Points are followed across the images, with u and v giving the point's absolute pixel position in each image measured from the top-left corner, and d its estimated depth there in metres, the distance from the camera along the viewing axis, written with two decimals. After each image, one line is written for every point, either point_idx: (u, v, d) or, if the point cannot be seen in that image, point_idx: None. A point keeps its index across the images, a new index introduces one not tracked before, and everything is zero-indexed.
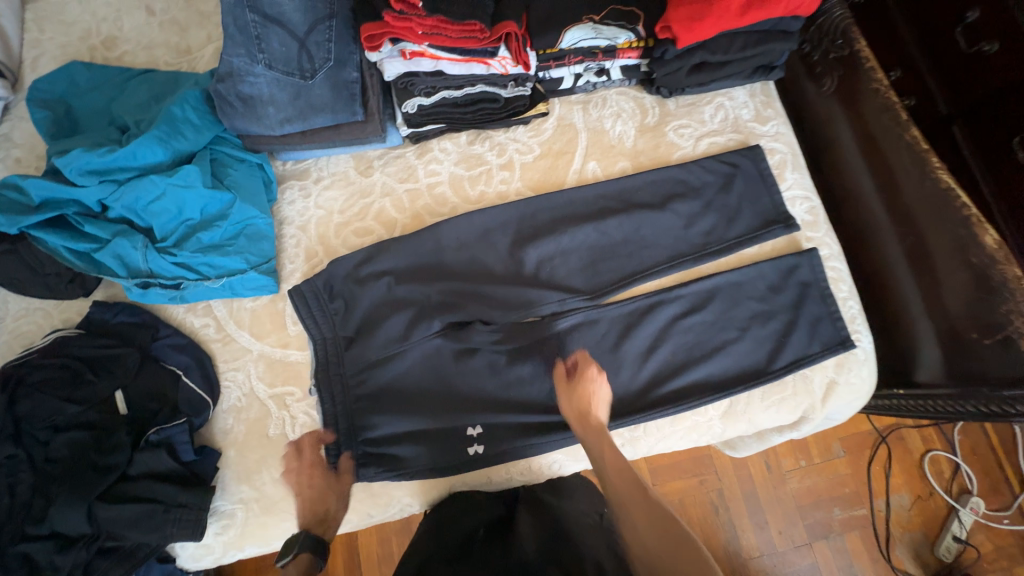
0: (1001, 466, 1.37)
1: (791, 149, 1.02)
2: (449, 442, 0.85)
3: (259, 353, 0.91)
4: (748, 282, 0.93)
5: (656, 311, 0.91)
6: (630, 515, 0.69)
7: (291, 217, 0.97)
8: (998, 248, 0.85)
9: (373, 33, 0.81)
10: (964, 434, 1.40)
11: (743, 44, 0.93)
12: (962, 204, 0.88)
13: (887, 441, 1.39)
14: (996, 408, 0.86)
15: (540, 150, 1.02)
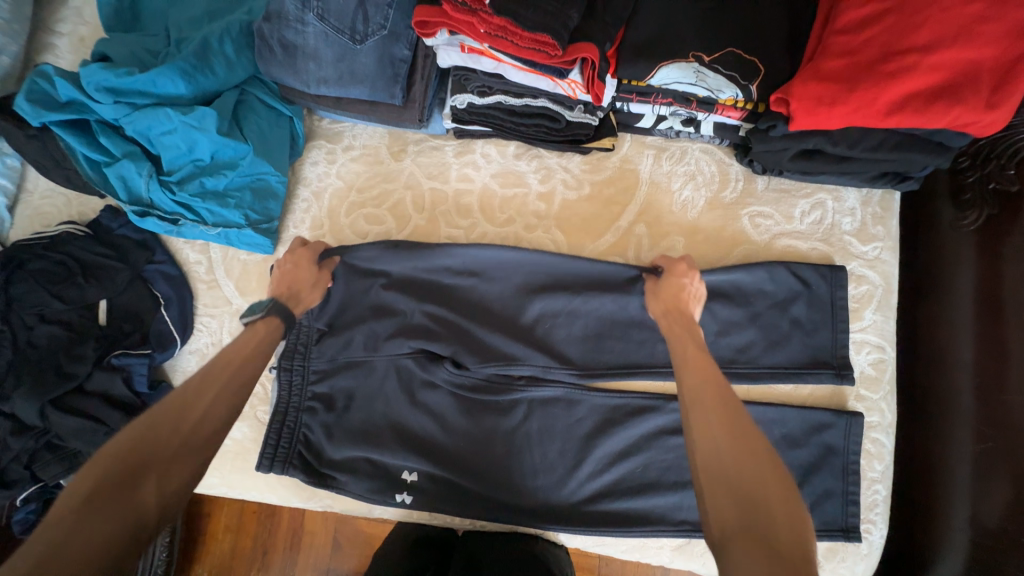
0: None
1: (886, 283, 0.82)
2: (387, 469, 0.82)
3: (238, 308, 0.90)
4: (763, 422, 0.79)
5: (642, 417, 0.81)
6: (703, 433, 0.54)
7: (310, 178, 0.92)
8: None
9: (427, 19, 0.68)
10: None
11: (878, 144, 0.73)
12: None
13: None
14: None
15: (589, 190, 0.89)
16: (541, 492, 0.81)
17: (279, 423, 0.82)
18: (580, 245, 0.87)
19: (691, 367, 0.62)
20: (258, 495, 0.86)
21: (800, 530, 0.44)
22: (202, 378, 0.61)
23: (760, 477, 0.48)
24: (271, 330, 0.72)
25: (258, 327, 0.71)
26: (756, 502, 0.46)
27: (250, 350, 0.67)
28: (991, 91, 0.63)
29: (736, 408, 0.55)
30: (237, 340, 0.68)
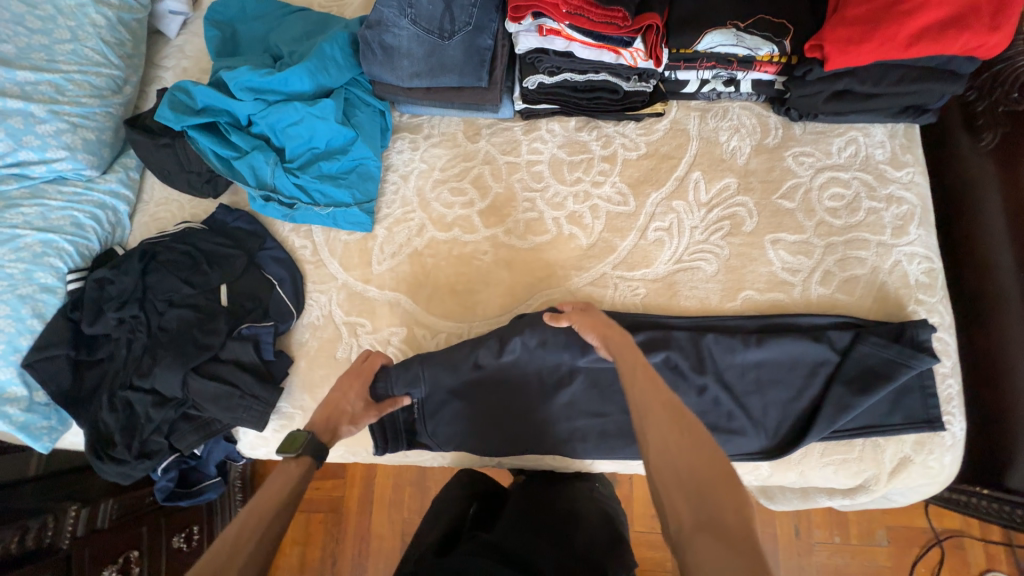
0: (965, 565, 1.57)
1: (922, 202, 0.93)
2: (497, 419, 0.89)
3: (343, 282, 0.99)
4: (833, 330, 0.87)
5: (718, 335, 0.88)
6: (662, 443, 0.56)
7: (397, 164, 1.05)
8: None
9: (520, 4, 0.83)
10: (948, 536, 1.59)
11: (899, 78, 0.87)
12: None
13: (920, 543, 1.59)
14: None
15: (646, 149, 1.01)
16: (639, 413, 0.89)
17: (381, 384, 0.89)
18: (645, 196, 0.99)
19: (648, 394, 0.60)
20: (376, 449, 0.95)
21: (750, 522, 0.49)
22: (244, 519, 0.60)
23: (743, 516, 0.50)
24: (304, 476, 0.69)
25: (293, 469, 0.68)
26: (712, 502, 0.50)
27: (280, 500, 0.64)
28: (991, 17, 0.77)
29: (689, 423, 0.57)
30: (271, 480, 0.66)
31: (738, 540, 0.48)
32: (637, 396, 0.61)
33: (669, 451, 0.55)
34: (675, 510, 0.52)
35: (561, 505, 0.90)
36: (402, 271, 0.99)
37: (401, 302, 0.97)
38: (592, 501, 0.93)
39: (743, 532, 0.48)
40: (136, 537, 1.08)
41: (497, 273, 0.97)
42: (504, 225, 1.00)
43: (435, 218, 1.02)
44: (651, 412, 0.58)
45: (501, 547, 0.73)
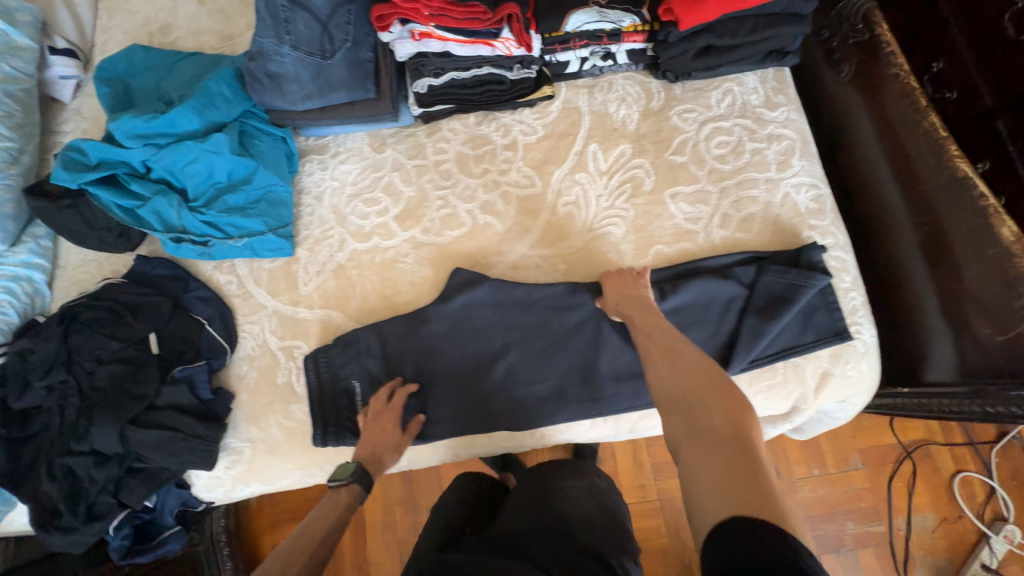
0: (937, 472, 1.64)
1: (801, 136, 1.00)
2: (457, 406, 0.91)
3: (273, 309, 1.00)
4: (736, 266, 0.92)
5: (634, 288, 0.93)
6: (663, 372, 0.72)
7: (309, 186, 1.08)
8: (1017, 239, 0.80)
9: (383, 13, 0.86)
10: (919, 449, 1.66)
11: (752, 27, 0.95)
12: (980, 194, 0.84)
13: (907, 458, 1.65)
14: (1002, 410, 0.83)
15: (544, 131, 1.06)
16: (573, 376, 0.92)
17: (319, 394, 0.90)
18: (549, 175, 1.03)
19: (653, 339, 0.78)
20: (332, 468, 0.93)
21: (731, 414, 0.63)
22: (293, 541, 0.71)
23: (726, 415, 0.63)
24: (351, 502, 0.79)
25: (341, 495, 0.79)
26: (703, 411, 0.65)
27: (326, 525, 0.74)
28: None
29: (682, 355, 0.73)
30: (320, 508, 0.77)
31: (716, 428, 0.63)
32: (646, 347, 0.78)
33: (667, 376, 0.71)
34: (674, 425, 0.67)
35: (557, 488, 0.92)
36: (329, 288, 1.01)
37: (331, 318, 0.99)
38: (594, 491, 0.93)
39: (728, 429, 0.62)
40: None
41: (422, 273, 0.99)
42: (420, 226, 1.03)
43: (354, 230, 1.04)
44: (654, 359, 0.75)
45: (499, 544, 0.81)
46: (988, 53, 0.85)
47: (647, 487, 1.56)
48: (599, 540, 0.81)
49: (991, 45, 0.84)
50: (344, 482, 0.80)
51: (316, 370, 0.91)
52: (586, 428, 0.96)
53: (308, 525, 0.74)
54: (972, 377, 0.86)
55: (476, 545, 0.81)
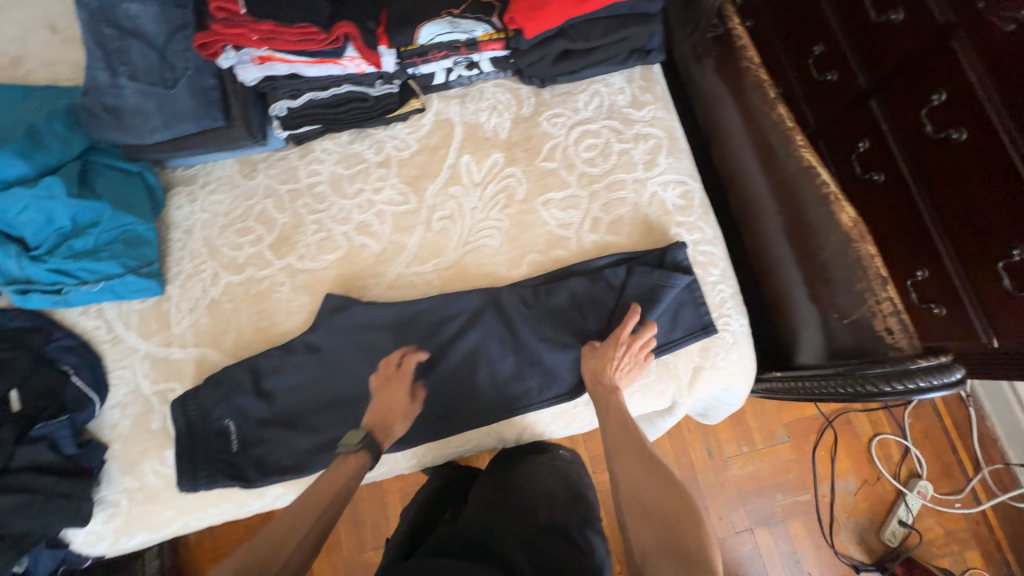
0: (857, 437, 1.72)
1: (668, 134, 1.01)
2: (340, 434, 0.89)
3: (145, 352, 0.96)
4: (605, 269, 0.92)
5: (508, 298, 0.93)
6: (629, 475, 0.74)
7: (178, 220, 1.04)
8: (853, 225, 0.88)
9: (207, 42, 0.82)
10: (841, 419, 1.73)
11: (605, 29, 0.95)
12: (821, 180, 0.91)
13: (832, 426, 1.72)
14: (876, 387, 0.80)
15: (417, 145, 1.05)
16: (452, 394, 0.90)
17: (188, 437, 0.88)
18: (424, 190, 1.02)
19: (619, 435, 0.79)
20: (216, 510, 0.91)
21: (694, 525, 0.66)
22: (301, 502, 0.73)
23: (692, 528, 0.65)
24: (356, 473, 0.78)
25: (350, 463, 0.78)
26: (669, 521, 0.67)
27: (336, 492, 0.75)
28: None
29: (648, 454, 0.75)
30: (330, 472, 0.78)
31: (682, 542, 0.64)
32: (611, 445, 0.80)
33: (634, 481, 0.73)
34: (643, 533, 0.68)
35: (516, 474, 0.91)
36: (203, 324, 0.97)
37: (206, 356, 0.95)
38: (550, 469, 0.93)
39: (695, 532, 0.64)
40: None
41: (298, 301, 0.97)
42: (295, 252, 1.00)
43: (226, 263, 1.00)
44: (619, 458, 0.77)
45: (462, 538, 0.73)
46: None
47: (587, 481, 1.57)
48: (563, 516, 0.80)
49: None
50: (351, 451, 0.79)
51: (186, 414, 0.88)
52: (475, 442, 0.93)
53: (313, 493, 0.74)
54: (840, 357, 0.89)
55: (445, 539, 0.74)
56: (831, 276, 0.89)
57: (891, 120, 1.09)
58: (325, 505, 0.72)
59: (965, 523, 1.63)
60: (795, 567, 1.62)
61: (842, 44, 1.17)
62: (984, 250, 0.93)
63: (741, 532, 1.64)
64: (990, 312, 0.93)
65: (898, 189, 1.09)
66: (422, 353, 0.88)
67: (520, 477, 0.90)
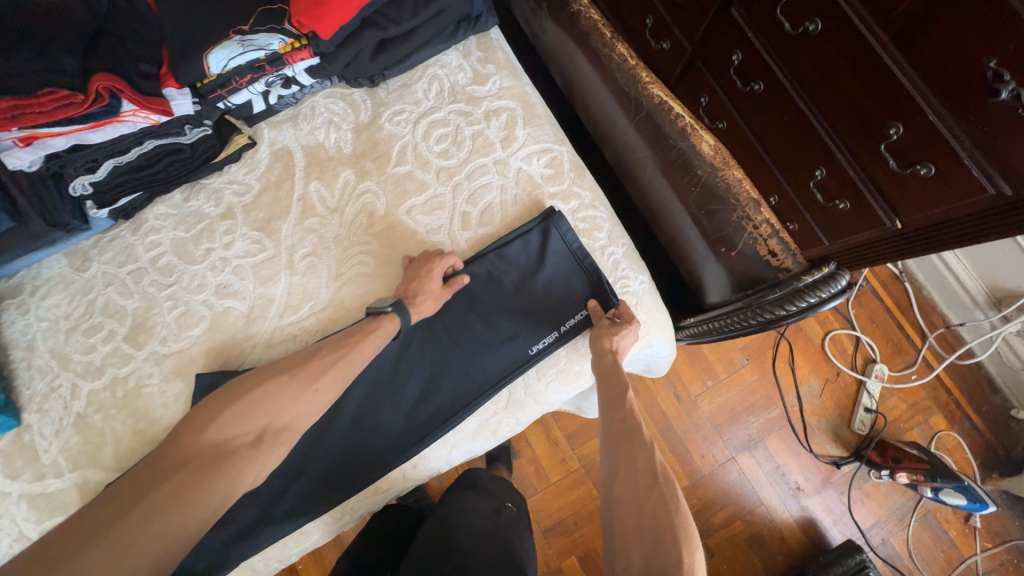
0: (812, 339, 1.73)
1: (520, 102, 0.95)
2: (254, 516, 0.81)
3: (18, 493, 0.86)
4: (514, 241, 0.87)
5: None
6: (624, 461, 0.67)
7: (16, 338, 0.92)
8: (714, 152, 0.85)
9: None
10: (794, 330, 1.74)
11: (414, 7, 0.86)
12: (677, 115, 0.87)
13: (786, 337, 1.73)
14: (775, 315, 0.78)
15: (259, 185, 0.94)
16: (361, 439, 0.84)
17: None
18: (279, 231, 0.92)
19: (622, 415, 0.72)
20: None
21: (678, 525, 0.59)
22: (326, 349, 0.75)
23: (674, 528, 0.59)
24: (388, 331, 0.78)
25: (384, 321, 0.78)
26: (655, 515, 0.60)
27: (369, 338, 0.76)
28: None
29: (644, 441, 0.68)
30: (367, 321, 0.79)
31: (663, 542, 0.58)
32: (607, 430, 0.73)
33: (625, 470, 0.66)
34: (624, 528, 0.62)
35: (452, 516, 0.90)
36: (75, 446, 0.87)
37: (88, 478, 0.86)
38: (499, 525, 0.90)
39: (671, 547, 0.56)
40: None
41: (173, 389, 0.88)
42: (156, 337, 0.90)
43: (83, 370, 0.90)
44: (613, 447, 0.70)
45: None
46: None
47: (566, 462, 1.54)
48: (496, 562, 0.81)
49: None
50: (384, 312, 0.79)
51: None
52: (404, 479, 0.88)
53: (349, 341, 0.75)
54: (741, 289, 0.87)
55: None
56: (715, 208, 0.85)
57: (756, 24, 1.00)
58: (356, 354, 0.75)
59: (924, 392, 1.67)
60: (783, 480, 1.62)
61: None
62: (867, 135, 0.89)
63: (724, 463, 1.64)
64: (885, 192, 0.92)
65: (777, 92, 1.02)
66: (454, 260, 0.84)
67: (469, 527, 0.87)
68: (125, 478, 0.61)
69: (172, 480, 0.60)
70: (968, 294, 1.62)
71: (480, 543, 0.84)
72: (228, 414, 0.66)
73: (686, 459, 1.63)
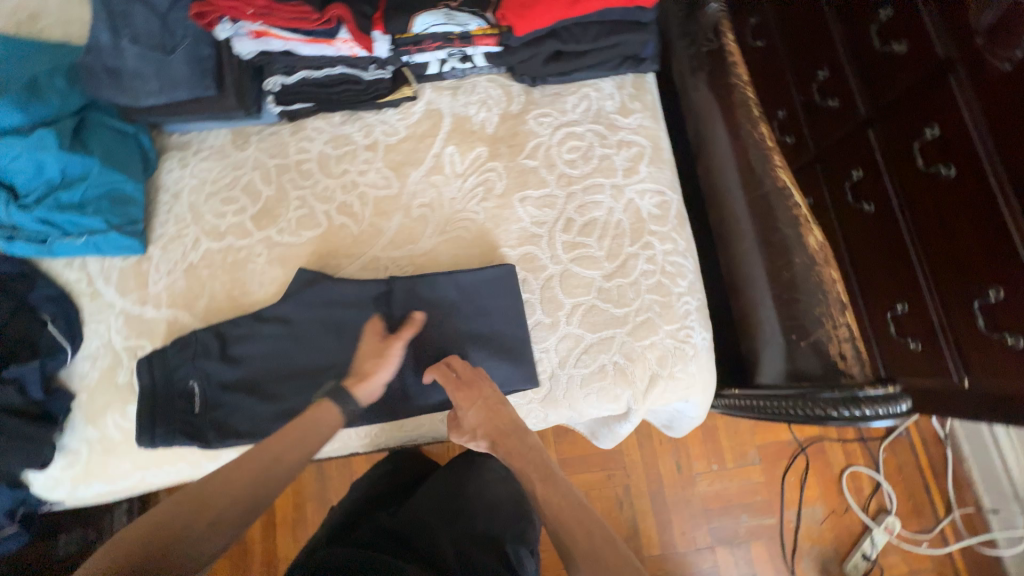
0: (829, 466, 1.69)
1: (652, 143, 1.03)
2: (299, 403, 0.90)
3: (120, 309, 0.99)
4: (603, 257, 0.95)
5: (471, 284, 0.93)
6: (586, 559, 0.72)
7: (168, 184, 1.07)
8: (818, 249, 0.92)
9: (202, 12, 0.88)
10: (817, 449, 1.70)
11: (597, 34, 0.98)
12: (794, 204, 0.94)
13: (806, 451, 1.70)
14: (826, 413, 0.82)
15: (405, 133, 1.06)
16: (410, 378, 0.91)
17: (149, 399, 0.89)
18: (407, 176, 1.04)
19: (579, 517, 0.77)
20: (171, 468, 0.94)
21: None
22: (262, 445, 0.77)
23: None
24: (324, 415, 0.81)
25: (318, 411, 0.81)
26: None
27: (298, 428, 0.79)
28: None
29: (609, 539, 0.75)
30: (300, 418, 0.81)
31: None
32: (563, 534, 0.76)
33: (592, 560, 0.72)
34: None
35: (468, 471, 0.95)
36: (178, 287, 1.00)
37: (177, 318, 0.98)
38: (507, 481, 0.96)
39: None
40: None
41: (272, 273, 1.00)
42: (275, 225, 1.02)
43: (208, 229, 1.03)
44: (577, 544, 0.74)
45: (387, 532, 0.80)
46: (863, 68, 1.08)
47: None
48: (501, 525, 0.88)
49: (866, 60, 1.07)
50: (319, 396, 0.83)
51: (150, 372, 0.90)
52: (430, 427, 0.96)
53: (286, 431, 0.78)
54: (794, 380, 0.90)
55: (378, 530, 0.81)
56: (797, 296, 0.91)
57: (886, 147, 1.05)
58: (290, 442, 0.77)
59: (930, 564, 1.59)
60: None
61: (847, 67, 1.12)
62: (959, 285, 0.92)
63: (702, 549, 1.61)
64: (963, 348, 0.93)
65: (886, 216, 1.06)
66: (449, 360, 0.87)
67: (480, 483, 0.94)
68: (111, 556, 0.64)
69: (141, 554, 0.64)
70: (1012, 487, 1.53)
71: (485, 496, 0.91)
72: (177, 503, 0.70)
73: (667, 530, 1.61)
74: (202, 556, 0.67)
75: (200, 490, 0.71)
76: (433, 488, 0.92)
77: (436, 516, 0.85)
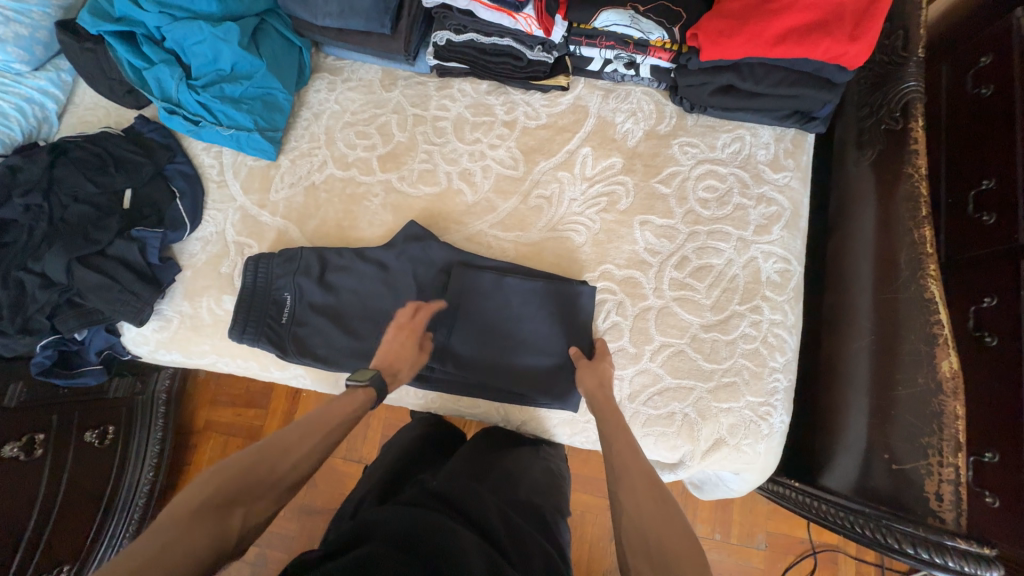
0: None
1: (793, 206, 0.97)
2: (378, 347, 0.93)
3: (240, 205, 1.05)
4: (706, 306, 0.92)
5: (571, 293, 0.92)
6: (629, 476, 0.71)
7: (313, 102, 1.10)
8: (951, 377, 0.79)
9: None
10: None
11: (780, 80, 0.92)
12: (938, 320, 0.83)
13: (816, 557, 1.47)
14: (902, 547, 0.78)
15: (546, 120, 1.05)
16: (485, 360, 0.93)
17: (247, 301, 0.94)
18: (535, 163, 1.03)
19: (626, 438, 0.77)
20: (242, 363, 1.01)
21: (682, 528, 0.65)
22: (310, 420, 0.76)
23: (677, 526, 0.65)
24: (369, 393, 0.82)
25: (362, 389, 0.82)
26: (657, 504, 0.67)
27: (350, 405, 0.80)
28: (851, 27, 0.85)
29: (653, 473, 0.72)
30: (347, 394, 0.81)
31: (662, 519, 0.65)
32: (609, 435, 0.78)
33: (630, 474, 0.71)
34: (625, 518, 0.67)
35: (509, 453, 0.95)
36: (296, 202, 1.04)
37: (287, 230, 1.03)
38: (537, 460, 0.95)
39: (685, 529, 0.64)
40: (46, 422, 1.11)
41: (382, 216, 1.02)
42: (398, 172, 1.04)
43: (337, 156, 1.06)
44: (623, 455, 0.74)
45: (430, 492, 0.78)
46: None
47: None
48: (538, 497, 0.87)
49: None
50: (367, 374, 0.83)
51: (254, 274, 0.95)
52: (484, 411, 0.99)
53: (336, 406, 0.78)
54: (866, 496, 0.86)
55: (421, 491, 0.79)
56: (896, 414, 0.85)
57: None
58: (338, 417, 0.78)
59: None
60: None
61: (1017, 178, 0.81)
62: None
63: None
64: None
65: (998, 361, 0.79)
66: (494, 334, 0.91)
67: (515, 464, 0.92)
68: (170, 514, 0.61)
69: (202, 515, 0.61)
70: None
71: (525, 475, 0.90)
72: (228, 467, 0.67)
73: None
74: (285, 485, 0.70)
75: (260, 455, 0.69)
76: (468, 455, 0.92)
77: (476, 481, 0.83)
